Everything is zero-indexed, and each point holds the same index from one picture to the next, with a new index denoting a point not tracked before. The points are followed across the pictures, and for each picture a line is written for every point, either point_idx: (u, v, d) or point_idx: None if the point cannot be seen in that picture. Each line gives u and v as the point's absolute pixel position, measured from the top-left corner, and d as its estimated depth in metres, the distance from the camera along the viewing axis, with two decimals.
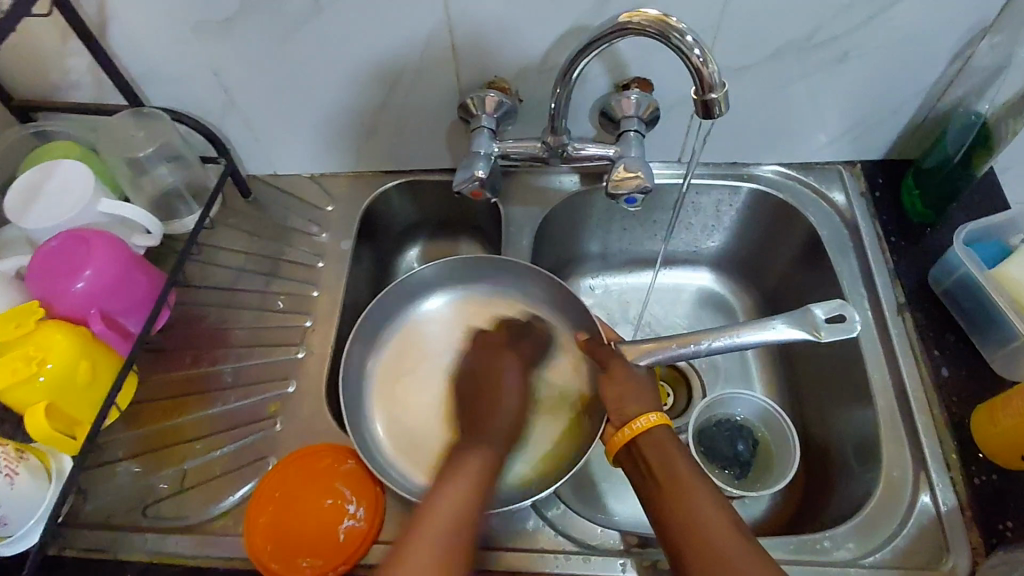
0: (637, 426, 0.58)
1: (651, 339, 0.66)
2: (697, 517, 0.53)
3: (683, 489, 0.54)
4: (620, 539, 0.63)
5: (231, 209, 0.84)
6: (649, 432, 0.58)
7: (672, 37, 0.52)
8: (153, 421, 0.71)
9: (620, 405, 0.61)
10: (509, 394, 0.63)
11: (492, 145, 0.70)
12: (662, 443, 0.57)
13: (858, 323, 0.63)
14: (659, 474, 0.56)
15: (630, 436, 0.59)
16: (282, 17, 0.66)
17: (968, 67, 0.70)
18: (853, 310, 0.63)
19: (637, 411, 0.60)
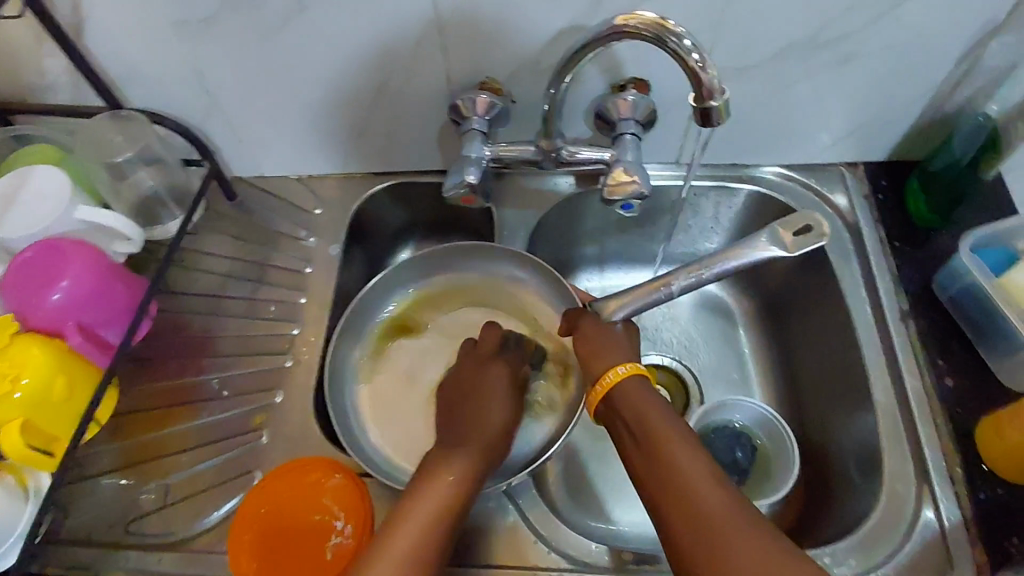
0: (607, 381, 0.60)
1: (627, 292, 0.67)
2: (670, 462, 0.52)
3: (655, 435, 0.54)
4: (612, 556, 0.61)
5: (216, 213, 0.82)
6: (620, 385, 0.59)
7: (669, 42, 0.49)
8: (136, 433, 0.69)
9: (595, 360, 0.62)
10: (498, 399, 0.62)
11: (484, 150, 0.67)
12: (632, 393, 0.58)
13: (823, 228, 0.66)
14: (635, 424, 0.56)
15: (604, 392, 0.60)
16: (265, 17, 0.64)
17: (977, 67, 0.67)
18: (816, 217, 0.67)
19: (609, 365, 0.61)
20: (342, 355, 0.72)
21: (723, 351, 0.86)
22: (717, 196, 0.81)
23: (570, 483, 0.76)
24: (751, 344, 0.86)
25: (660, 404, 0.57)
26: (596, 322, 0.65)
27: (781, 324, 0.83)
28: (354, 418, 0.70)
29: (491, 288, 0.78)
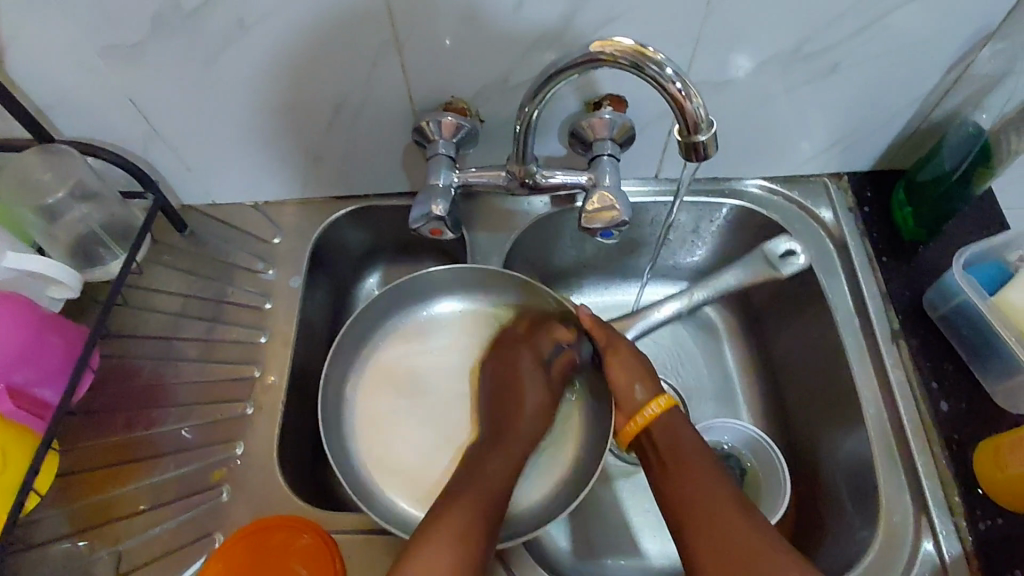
0: (649, 413, 0.60)
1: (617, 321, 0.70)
2: (707, 495, 0.54)
3: (689, 466, 0.56)
4: None
5: (165, 246, 0.76)
6: (661, 418, 0.59)
7: (648, 70, 0.45)
8: (85, 495, 0.64)
9: (626, 391, 0.62)
10: (531, 395, 0.64)
11: (451, 176, 0.63)
12: (676, 428, 0.59)
13: (804, 255, 0.70)
14: (673, 459, 0.57)
15: (643, 425, 0.60)
16: (207, 39, 0.58)
17: (967, 75, 0.65)
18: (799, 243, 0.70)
19: (646, 397, 0.61)
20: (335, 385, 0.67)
21: (710, 369, 0.83)
22: (700, 211, 0.77)
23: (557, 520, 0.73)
24: (736, 360, 0.83)
25: (698, 440, 0.58)
26: (627, 345, 0.63)
27: (767, 341, 0.80)
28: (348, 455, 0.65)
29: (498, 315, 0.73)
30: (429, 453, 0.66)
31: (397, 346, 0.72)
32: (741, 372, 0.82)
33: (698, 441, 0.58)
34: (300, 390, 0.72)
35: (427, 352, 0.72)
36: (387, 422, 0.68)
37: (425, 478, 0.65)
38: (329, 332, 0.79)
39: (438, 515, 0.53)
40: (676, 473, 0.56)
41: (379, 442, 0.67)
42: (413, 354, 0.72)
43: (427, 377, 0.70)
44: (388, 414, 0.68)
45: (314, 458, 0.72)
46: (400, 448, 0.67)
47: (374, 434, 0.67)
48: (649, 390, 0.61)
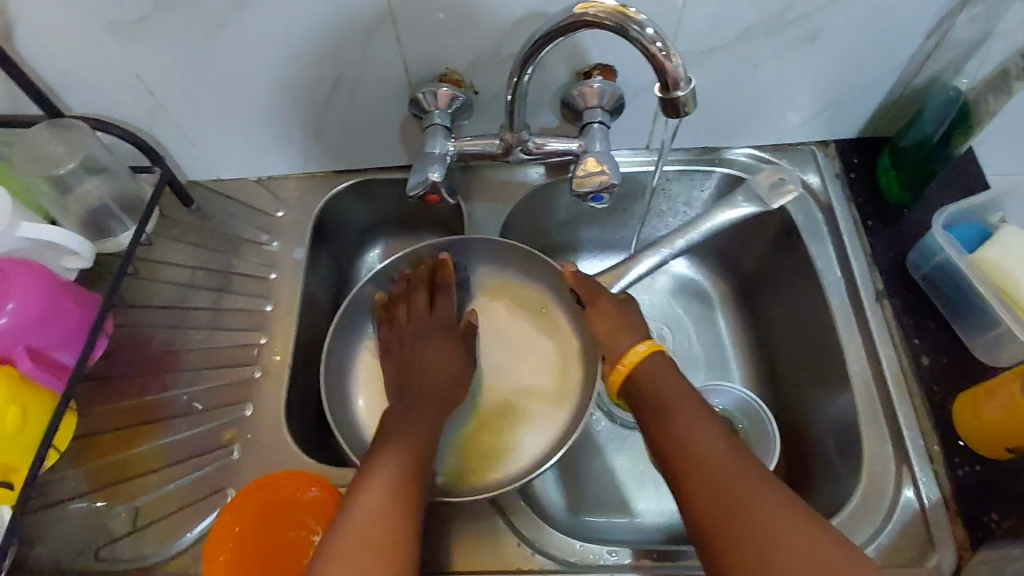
0: (629, 360, 0.61)
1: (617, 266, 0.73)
2: (698, 443, 0.53)
3: (676, 414, 0.55)
4: (604, 550, 0.60)
5: (173, 221, 0.78)
6: (641, 364, 0.60)
7: (631, 30, 0.47)
8: (103, 454, 0.67)
9: (613, 340, 0.64)
10: (448, 363, 0.65)
11: (447, 145, 0.65)
12: (662, 372, 0.59)
13: (795, 183, 0.73)
14: (663, 408, 0.56)
15: (626, 372, 0.61)
16: (207, 13, 0.60)
17: (946, 41, 0.66)
18: (789, 174, 0.73)
19: (628, 345, 0.62)
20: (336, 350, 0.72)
21: (702, 336, 0.85)
22: (689, 180, 0.79)
23: (555, 483, 0.75)
24: (728, 328, 0.85)
25: (686, 389, 0.58)
26: (608, 296, 0.66)
27: (758, 307, 0.83)
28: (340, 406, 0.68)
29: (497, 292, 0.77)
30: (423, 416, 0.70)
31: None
32: (733, 337, 0.85)
33: (686, 391, 0.57)
34: (306, 356, 0.75)
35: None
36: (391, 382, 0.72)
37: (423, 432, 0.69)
38: (333, 302, 0.82)
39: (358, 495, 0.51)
40: (664, 422, 0.55)
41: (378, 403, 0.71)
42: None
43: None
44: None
45: (319, 423, 0.74)
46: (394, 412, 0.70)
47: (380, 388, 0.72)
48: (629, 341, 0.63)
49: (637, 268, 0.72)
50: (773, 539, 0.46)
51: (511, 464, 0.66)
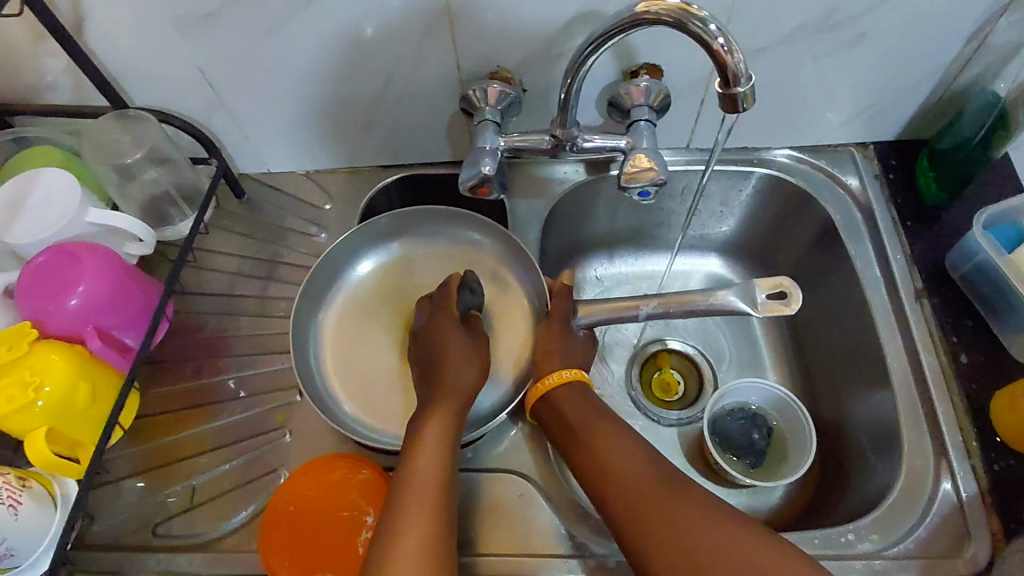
0: (549, 382, 0.63)
1: (587, 305, 0.68)
2: (620, 466, 0.55)
3: (592, 438, 0.57)
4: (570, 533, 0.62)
5: (225, 211, 0.81)
6: (564, 386, 0.62)
7: (693, 26, 0.49)
8: (160, 434, 0.69)
9: (546, 358, 0.65)
10: (455, 352, 0.62)
11: (497, 140, 0.67)
12: (578, 397, 0.62)
13: (797, 302, 0.62)
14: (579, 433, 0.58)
15: (547, 390, 0.63)
16: (270, 10, 0.63)
17: (987, 45, 0.68)
18: (796, 287, 0.62)
19: (553, 369, 0.64)
20: (308, 309, 0.71)
21: (736, 334, 0.87)
22: (729, 181, 0.81)
23: None
24: (762, 325, 0.87)
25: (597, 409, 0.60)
26: (566, 320, 0.67)
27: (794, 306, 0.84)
28: (314, 364, 0.70)
29: (466, 256, 0.76)
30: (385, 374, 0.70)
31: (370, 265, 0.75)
32: (766, 335, 0.86)
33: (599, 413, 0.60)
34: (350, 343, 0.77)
35: (403, 274, 0.75)
36: (357, 324, 0.72)
37: (382, 391, 0.69)
38: None
39: (386, 554, 0.49)
40: (586, 448, 0.57)
41: (342, 359, 0.71)
42: (387, 270, 0.75)
43: (398, 301, 0.74)
44: (360, 319, 0.73)
45: None
46: (356, 369, 0.70)
47: (344, 327, 0.72)
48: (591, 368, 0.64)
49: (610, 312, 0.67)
50: (705, 548, 0.49)
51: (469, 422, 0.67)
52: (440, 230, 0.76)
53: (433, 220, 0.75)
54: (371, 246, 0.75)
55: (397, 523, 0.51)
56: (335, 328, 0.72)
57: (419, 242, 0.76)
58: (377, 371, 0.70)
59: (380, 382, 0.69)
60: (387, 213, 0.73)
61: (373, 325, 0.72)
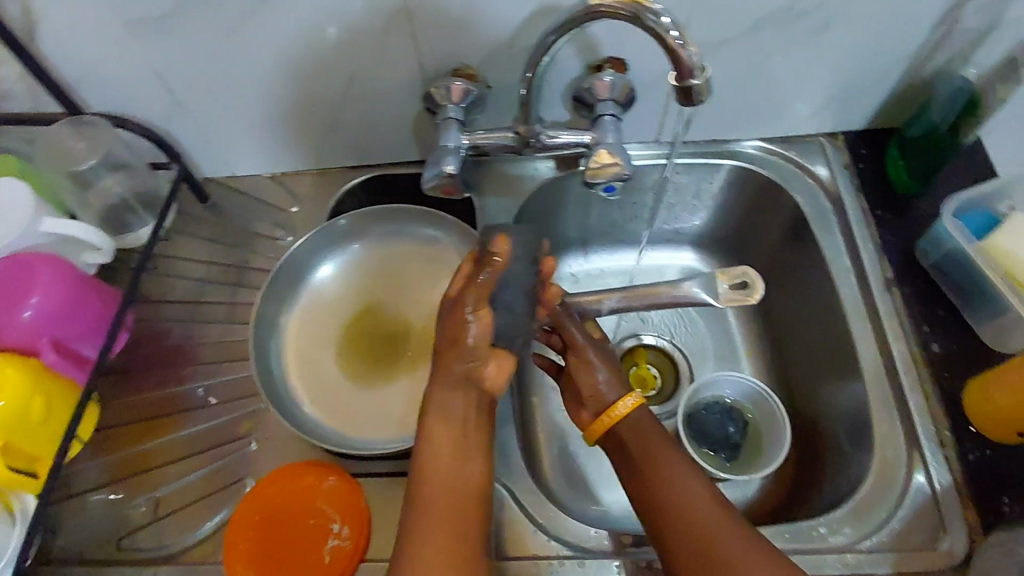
0: (617, 412, 0.60)
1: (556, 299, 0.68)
2: (688, 507, 0.52)
3: (661, 474, 0.55)
4: (612, 539, 0.61)
5: (190, 216, 0.79)
6: (627, 419, 0.60)
7: (646, 19, 0.48)
8: (125, 446, 0.68)
9: (597, 392, 0.62)
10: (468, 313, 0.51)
11: (461, 138, 0.66)
12: (642, 427, 0.59)
13: (760, 291, 0.63)
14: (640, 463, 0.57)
15: (609, 424, 0.60)
16: (224, 10, 0.61)
17: (954, 32, 0.67)
18: (758, 277, 0.63)
19: (615, 397, 0.61)
20: (269, 311, 0.70)
21: (712, 328, 0.86)
22: (698, 172, 0.80)
23: (568, 472, 0.76)
24: (737, 319, 0.86)
25: (668, 443, 0.57)
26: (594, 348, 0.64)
27: (768, 299, 0.84)
28: (276, 368, 0.68)
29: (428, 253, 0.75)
30: (348, 377, 0.69)
31: (334, 265, 0.74)
32: (742, 329, 0.85)
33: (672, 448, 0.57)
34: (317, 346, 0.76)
35: (367, 275, 0.74)
36: (319, 328, 0.72)
37: (346, 393, 0.68)
38: None
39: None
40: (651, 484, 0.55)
41: (303, 362, 0.70)
42: (352, 270, 0.74)
43: (360, 303, 0.73)
44: (321, 323, 0.72)
45: None
46: (319, 373, 0.69)
47: (307, 330, 0.71)
48: (618, 389, 0.62)
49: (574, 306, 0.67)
50: None
51: None
52: (400, 228, 0.75)
53: (393, 220, 0.74)
54: (331, 249, 0.74)
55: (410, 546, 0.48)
56: (298, 330, 0.71)
57: (380, 242, 0.75)
58: (341, 372, 0.70)
59: (343, 384, 0.69)
60: (345, 215, 0.72)
61: (335, 329, 0.72)
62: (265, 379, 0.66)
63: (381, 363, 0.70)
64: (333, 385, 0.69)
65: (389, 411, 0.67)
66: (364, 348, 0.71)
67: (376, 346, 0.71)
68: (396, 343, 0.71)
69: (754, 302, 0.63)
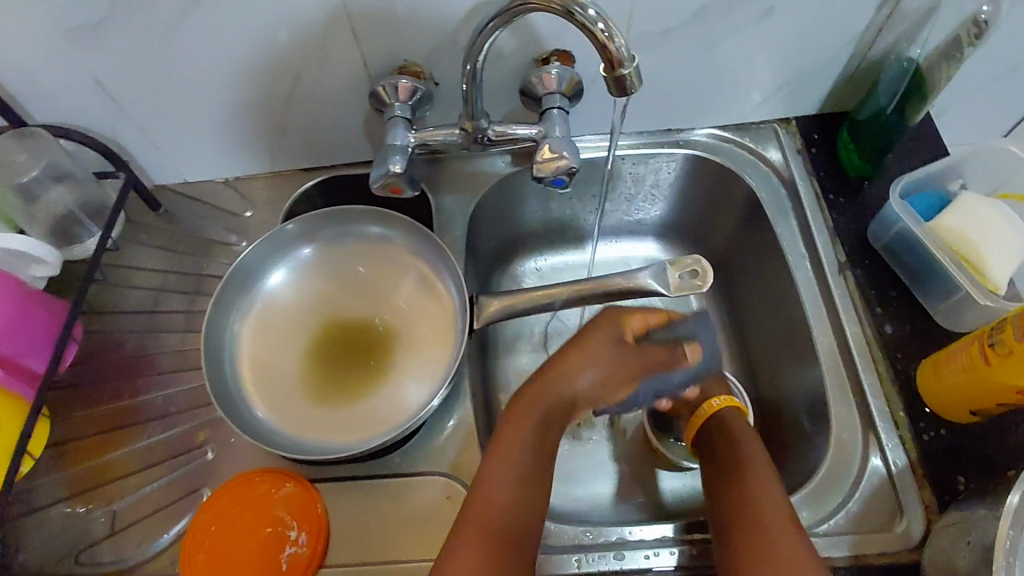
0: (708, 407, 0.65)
1: (509, 296, 0.68)
2: (761, 503, 0.54)
3: (744, 472, 0.57)
4: (617, 530, 0.61)
5: (142, 224, 0.78)
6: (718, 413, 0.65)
7: (574, 12, 0.48)
8: (82, 460, 0.67)
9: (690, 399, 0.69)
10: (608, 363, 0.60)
11: (408, 136, 0.65)
12: (729, 427, 0.63)
13: (710, 279, 0.65)
14: (724, 456, 0.60)
15: (706, 416, 0.66)
16: (159, 14, 0.60)
17: (897, 14, 0.67)
18: (707, 265, 0.66)
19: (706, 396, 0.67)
20: (221, 316, 0.69)
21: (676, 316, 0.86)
22: (654, 162, 0.80)
23: None
24: (700, 307, 0.86)
25: (754, 445, 0.60)
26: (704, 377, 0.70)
27: (730, 286, 0.84)
28: (229, 377, 0.67)
29: (380, 252, 0.75)
30: (305, 381, 0.69)
31: (285, 273, 0.73)
32: (705, 317, 0.86)
33: (756, 446, 0.60)
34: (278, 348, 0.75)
35: (320, 280, 0.74)
36: (274, 333, 0.71)
37: (303, 397, 0.68)
38: None
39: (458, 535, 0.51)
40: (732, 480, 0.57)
41: (259, 367, 0.69)
42: (304, 276, 0.74)
43: (316, 306, 0.73)
44: (275, 328, 0.71)
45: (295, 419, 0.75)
46: (275, 377, 0.69)
47: (260, 339, 0.71)
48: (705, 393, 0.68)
49: (527, 303, 0.68)
50: None
51: (397, 418, 0.66)
52: (349, 230, 0.74)
53: (342, 222, 0.74)
54: (282, 256, 0.73)
55: (475, 501, 0.53)
56: (252, 340, 0.70)
57: (330, 245, 0.75)
58: (297, 376, 0.69)
59: (300, 390, 0.69)
60: (292, 220, 0.72)
61: (291, 333, 0.71)
62: (219, 388, 0.65)
63: (338, 367, 0.70)
64: (291, 390, 0.68)
65: (348, 412, 0.67)
66: (321, 351, 0.71)
67: (334, 350, 0.71)
68: (354, 345, 0.71)
69: (704, 290, 0.65)
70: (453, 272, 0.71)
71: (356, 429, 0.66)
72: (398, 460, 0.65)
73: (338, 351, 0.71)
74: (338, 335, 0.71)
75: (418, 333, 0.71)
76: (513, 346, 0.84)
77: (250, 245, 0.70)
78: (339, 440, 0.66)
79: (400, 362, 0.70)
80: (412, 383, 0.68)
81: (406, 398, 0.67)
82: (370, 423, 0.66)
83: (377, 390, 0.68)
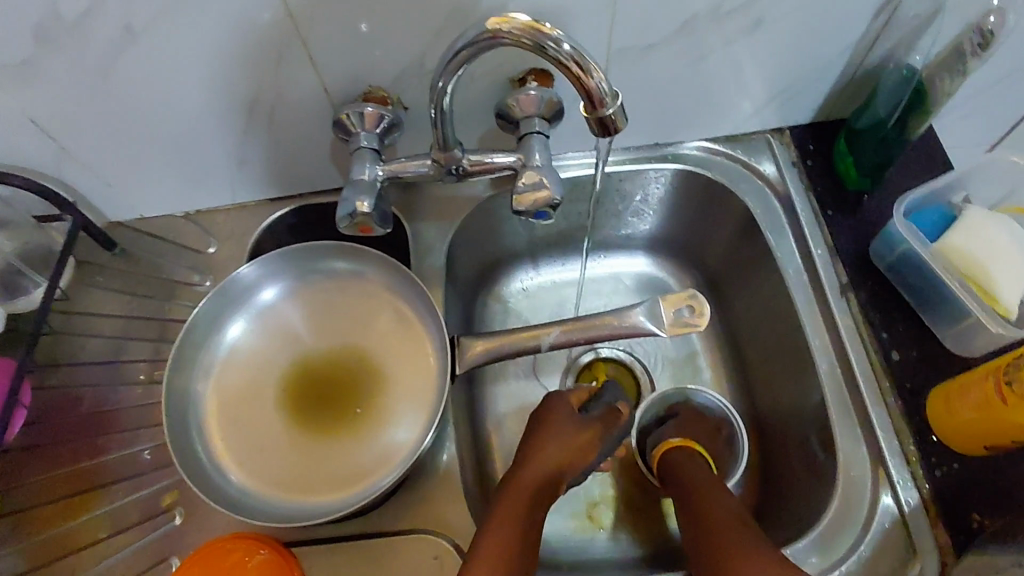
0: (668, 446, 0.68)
1: (497, 337, 0.65)
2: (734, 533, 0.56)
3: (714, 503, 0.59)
4: None
5: (97, 267, 0.72)
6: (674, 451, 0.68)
7: (547, 48, 0.44)
8: (39, 531, 0.62)
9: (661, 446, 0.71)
10: (560, 425, 0.64)
11: (376, 169, 0.60)
12: (684, 465, 0.66)
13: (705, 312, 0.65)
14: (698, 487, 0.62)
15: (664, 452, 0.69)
16: (95, 50, 0.55)
17: (895, 20, 0.63)
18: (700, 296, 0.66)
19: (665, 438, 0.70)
20: (181, 374, 0.64)
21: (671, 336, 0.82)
22: (642, 179, 0.76)
23: None
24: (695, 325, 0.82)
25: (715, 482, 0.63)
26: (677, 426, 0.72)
27: (726, 304, 0.80)
28: (196, 437, 0.63)
29: (350, 287, 0.70)
30: (279, 435, 0.65)
31: (245, 323, 0.68)
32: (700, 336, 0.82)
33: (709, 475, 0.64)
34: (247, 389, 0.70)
35: (285, 327, 0.69)
36: (242, 387, 0.66)
37: (277, 454, 0.64)
38: None
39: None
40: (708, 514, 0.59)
41: (227, 424, 0.64)
42: (269, 323, 0.69)
43: (286, 353, 0.68)
44: (242, 380, 0.66)
45: None
46: (248, 433, 0.64)
47: (224, 396, 0.65)
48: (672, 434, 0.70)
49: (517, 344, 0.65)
50: None
51: (383, 466, 0.62)
52: (312, 268, 0.70)
53: (305, 261, 0.69)
54: (243, 304, 0.68)
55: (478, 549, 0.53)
56: (216, 399, 0.65)
57: (295, 286, 0.70)
58: (270, 429, 0.65)
59: (272, 448, 0.64)
60: (251, 265, 0.67)
61: (260, 384, 0.67)
62: (183, 455, 0.60)
63: (313, 416, 0.65)
64: (266, 446, 0.64)
65: (328, 465, 0.63)
66: (294, 400, 0.66)
67: (308, 398, 0.66)
68: (328, 393, 0.67)
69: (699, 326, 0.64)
70: (427, 301, 0.67)
71: (337, 483, 0.62)
72: (381, 515, 0.61)
73: (313, 399, 0.66)
74: (312, 382, 0.67)
75: (396, 369, 0.67)
76: (502, 373, 0.79)
77: (208, 295, 0.65)
78: (320, 499, 0.61)
79: (382, 404, 0.66)
80: (392, 430, 0.64)
81: (388, 446, 0.63)
82: (352, 474, 0.62)
83: (359, 436, 0.64)
